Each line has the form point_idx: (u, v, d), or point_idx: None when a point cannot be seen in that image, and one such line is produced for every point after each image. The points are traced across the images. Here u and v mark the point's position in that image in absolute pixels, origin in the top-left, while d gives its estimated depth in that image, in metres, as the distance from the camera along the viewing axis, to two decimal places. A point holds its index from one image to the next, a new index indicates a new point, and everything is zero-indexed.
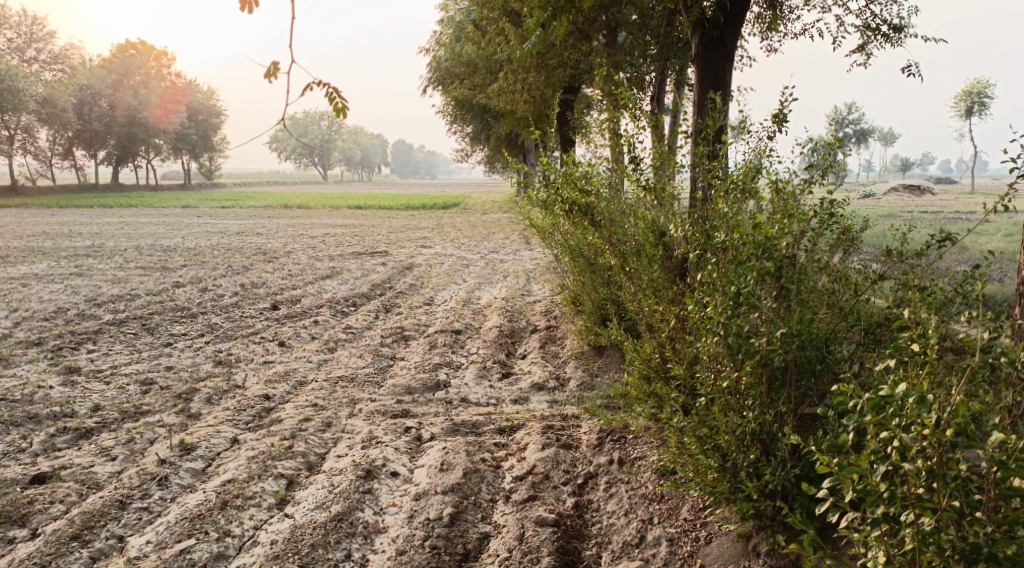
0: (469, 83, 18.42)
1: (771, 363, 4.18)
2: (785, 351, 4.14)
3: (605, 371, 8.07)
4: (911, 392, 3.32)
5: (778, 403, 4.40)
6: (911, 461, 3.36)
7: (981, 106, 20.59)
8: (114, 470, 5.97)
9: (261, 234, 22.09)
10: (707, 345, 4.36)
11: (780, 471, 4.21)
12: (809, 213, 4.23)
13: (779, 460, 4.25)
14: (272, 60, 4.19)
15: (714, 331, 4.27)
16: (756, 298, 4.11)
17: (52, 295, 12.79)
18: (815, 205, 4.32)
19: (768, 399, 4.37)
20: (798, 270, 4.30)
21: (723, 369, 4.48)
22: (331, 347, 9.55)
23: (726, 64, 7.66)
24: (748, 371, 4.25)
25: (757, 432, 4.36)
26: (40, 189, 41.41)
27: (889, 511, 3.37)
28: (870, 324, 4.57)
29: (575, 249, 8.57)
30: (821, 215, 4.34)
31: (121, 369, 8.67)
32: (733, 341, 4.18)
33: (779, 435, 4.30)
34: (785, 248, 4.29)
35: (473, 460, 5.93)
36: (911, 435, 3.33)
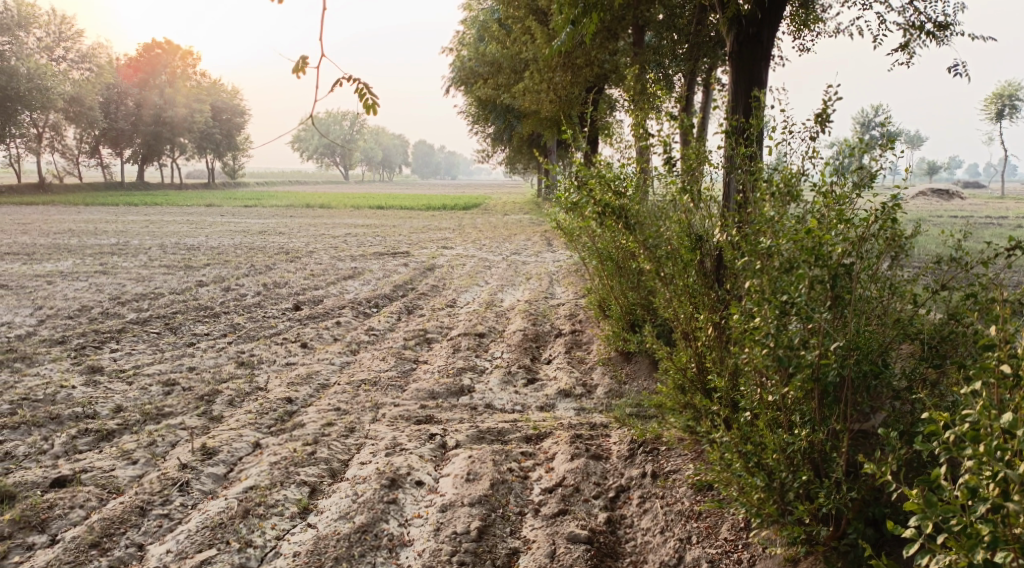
0: (493, 83, 18.26)
1: (824, 379, 3.99)
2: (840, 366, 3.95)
3: (633, 378, 7.90)
4: (1013, 424, 3.13)
5: (830, 421, 4.21)
6: (1016, 501, 3.17)
7: (1008, 111, 20.03)
8: (134, 474, 5.85)
9: (283, 233, 22.07)
10: (756, 358, 4.19)
11: (833, 495, 4.03)
12: (877, 217, 4.02)
13: (832, 482, 4.06)
14: (299, 55, 4.06)
15: (763, 343, 4.10)
16: (810, 309, 3.97)
17: (76, 293, 12.77)
18: (879, 208, 4.08)
19: (820, 416, 4.18)
20: (855, 278, 4.09)
21: (769, 382, 4.31)
22: (354, 349, 9.41)
23: (762, 62, 7.44)
24: (801, 387, 4.05)
25: (808, 451, 4.18)
26: (66, 187, 41.72)
27: (989, 556, 3.19)
28: (931, 336, 4.36)
29: (603, 253, 8.39)
30: (886, 217, 4.07)
31: (143, 369, 8.57)
32: (783, 354, 4.01)
33: (832, 456, 4.11)
34: (839, 255, 4.09)
35: (501, 470, 5.76)
36: (1014, 471, 3.15)
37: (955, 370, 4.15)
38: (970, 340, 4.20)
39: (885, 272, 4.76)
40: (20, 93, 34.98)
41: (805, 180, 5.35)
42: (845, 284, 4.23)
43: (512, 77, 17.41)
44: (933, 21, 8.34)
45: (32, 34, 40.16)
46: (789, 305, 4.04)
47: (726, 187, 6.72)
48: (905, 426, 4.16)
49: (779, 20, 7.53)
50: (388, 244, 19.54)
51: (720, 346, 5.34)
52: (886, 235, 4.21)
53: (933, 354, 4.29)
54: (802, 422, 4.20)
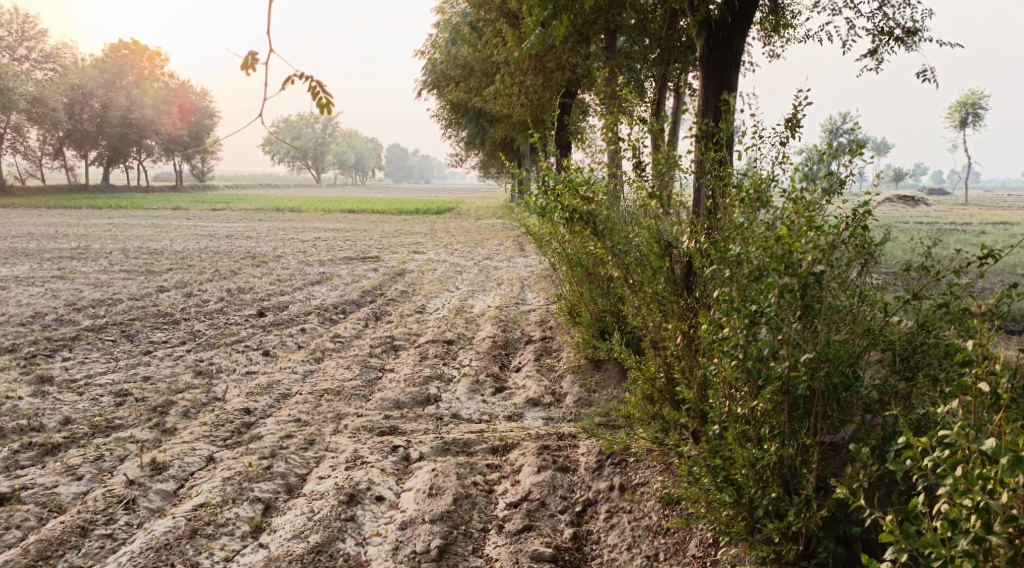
0: (464, 86, 18.05)
1: (794, 392, 3.83)
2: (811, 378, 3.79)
3: (603, 387, 7.71)
4: (997, 452, 3.00)
5: (801, 435, 4.05)
6: (1000, 533, 3.05)
7: (976, 118, 20.13)
8: (78, 491, 5.57)
9: (250, 238, 21.69)
10: (725, 369, 4.01)
11: (805, 514, 3.85)
12: (850, 224, 3.86)
13: (804, 500, 3.88)
14: (248, 50, 3.83)
15: (732, 354, 3.92)
16: (780, 320, 3.80)
17: (31, 299, 12.37)
18: (850, 214, 3.93)
19: (790, 431, 4.01)
20: (827, 287, 3.94)
21: (738, 395, 4.13)
22: (318, 357, 9.15)
23: (733, 67, 7.30)
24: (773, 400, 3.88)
25: (779, 467, 4.01)
26: (30, 189, 40.92)
27: None
28: (904, 347, 4.21)
29: (572, 259, 8.21)
30: (858, 223, 3.92)
31: (96, 378, 8.25)
32: (752, 366, 3.84)
33: (803, 472, 3.94)
34: (809, 263, 3.94)
35: (465, 484, 5.56)
36: (998, 500, 3.03)
37: (928, 383, 4.01)
38: (943, 351, 4.06)
39: (854, 280, 4.62)
40: None
41: (775, 186, 5.21)
42: (816, 293, 4.07)
43: (484, 81, 17.23)
44: (902, 27, 8.27)
45: None
46: (759, 315, 3.86)
47: (696, 192, 6.58)
48: (878, 440, 4.00)
49: (749, 24, 7.39)
50: (358, 248, 19.26)
51: (689, 354, 5.17)
52: (858, 242, 4.06)
53: (905, 366, 4.15)
54: (773, 436, 4.03)
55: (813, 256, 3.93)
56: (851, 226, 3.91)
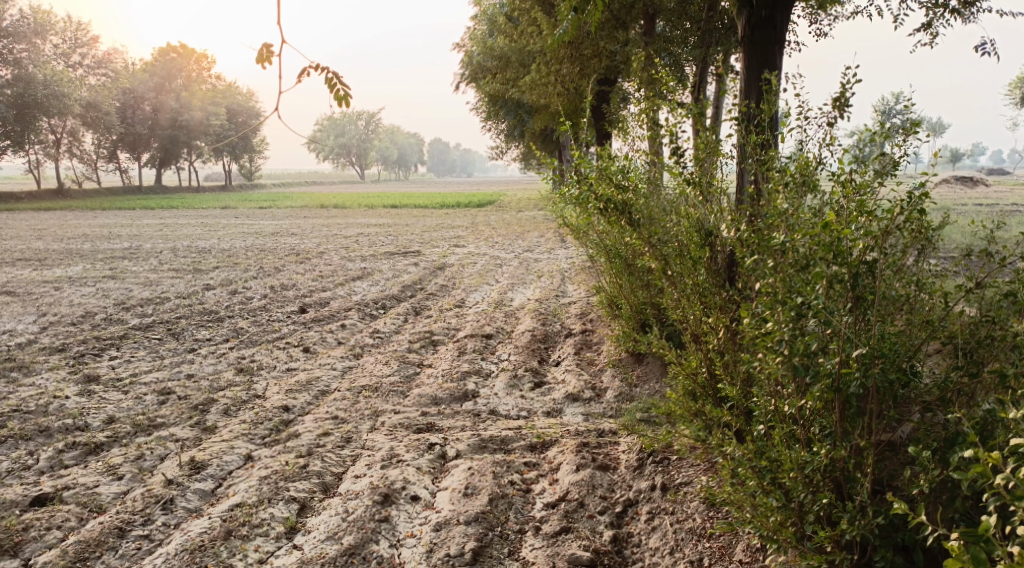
0: (502, 77, 17.96)
1: (846, 390, 3.64)
2: (863, 376, 3.59)
3: (644, 381, 7.57)
4: None
5: (853, 435, 3.83)
6: None
7: None
8: (119, 491, 5.60)
9: (295, 235, 21.86)
10: (770, 367, 3.83)
11: (857, 521, 3.63)
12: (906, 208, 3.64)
13: (858, 506, 3.65)
14: (264, 44, 3.97)
15: (777, 351, 3.74)
16: (828, 314, 3.62)
17: (82, 299, 12.57)
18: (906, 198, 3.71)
19: (842, 431, 3.80)
20: (880, 276, 3.73)
21: (785, 392, 3.94)
22: (357, 353, 9.13)
23: (777, 46, 7.09)
24: (821, 398, 3.69)
25: (829, 470, 3.79)
26: (86, 191, 41.81)
27: None
28: (965, 339, 3.97)
29: (612, 250, 8.06)
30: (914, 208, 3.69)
31: (140, 377, 8.32)
32: (799, 363, 3.66)
33: (857, 477, 3.70)
34: (861, 251, 3.74)
35: (501, 484, 5.47)
36: None
37: (993, 379, 3.77)
38: (1009, 345, 3.82)
39: (910, 267, 4.39)
40: (38, 100, 34.98)
41: (823, 169, 5.01)
42: (868, 283, 3.86)
43: (521, 71, 17.10)
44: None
45: (50, 41, 40.21)
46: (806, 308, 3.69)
47: (740, 177, 6.40)
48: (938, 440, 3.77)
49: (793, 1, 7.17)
50: (399, 243, 19.31)
51: (732, 349, 4.99)
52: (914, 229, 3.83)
53: (968, 360, 3.91)
54: (823, 436, 3.82)
55: (863, 242, 3.73)
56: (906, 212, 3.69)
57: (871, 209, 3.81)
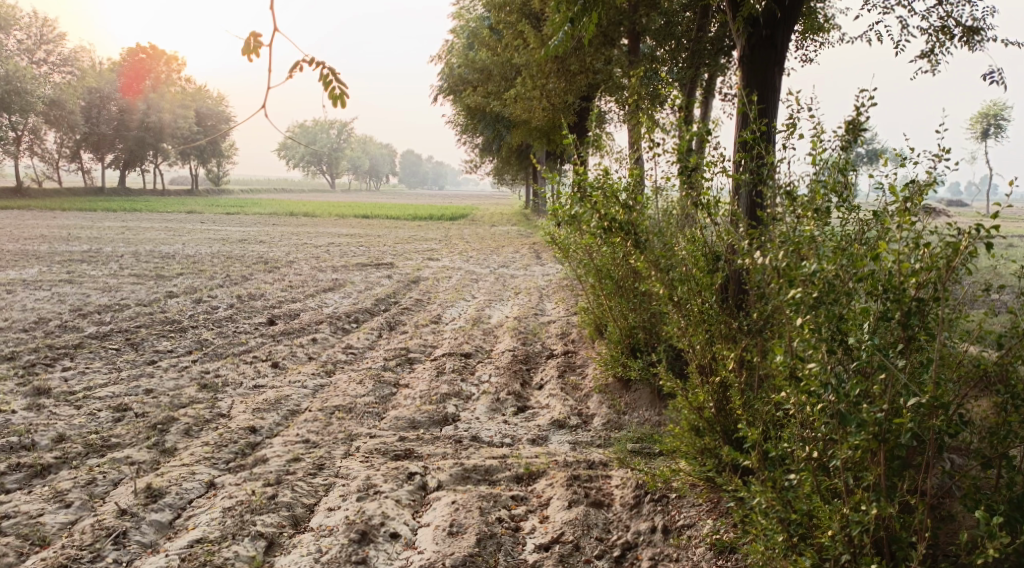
0: (483, 90, 17.64)
1: (893, 441, 3.34)
2: (916, 426, 3.30)
3: (633, 408, 7.19)
4: None
5: (895, 489, 3.50)
6: None
7: (997, 128, 18.50)
8: (66, 521, 5.14)
9: (263, 242, 21.24)
10: (808, 410, 3.51)
11: None
12: (969, 243, 3.32)
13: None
14: (252, 34, 3.56)
15: (819, 395, 3.44)
16: (881, 357, 3.33)
17: (35, 304, 11.91)
18: (967, 232, 3.38)
19: (886, 485, 3.49)
20: (935, 316, 3.44)
21: (821, 437, 3.60)
22: (329, 370, 8.64)
23: (776, 67, 6.76)
24: (864, 448, 3.39)
25: (872, 529, 3.45)
26: (46, 191, 40.67)
27: None
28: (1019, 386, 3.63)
29: (601, 271, 7.67)
30: (978, 241, 3.36)
31: (95, 391, 7.76)
32: (846, 410, 3.37)
33: (905, 538, 3.37)
34: (914, 289, 3.45)
35: (488, 521, 5.09)
36: None
37: None
38: None
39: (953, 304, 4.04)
40: None
41: (848, 196, 4.66)
42: (918, 325, 3.51)
43: (503, 84, 16.79)
44: (963, 24, 7.76)
45: (13, 35, 39.12)
46: (858, 351, 3.40)
47: (740, 201, 6.03)
48: (997, 500, 3.45)
49: (794, 23, 6.85)
50: (372, 254, 18.80)
51: (747, 388, 4.65)
52: (967, 266, 3.50)
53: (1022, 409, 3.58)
54: (863, 490, 3.52)
55: (917, 277, 3.44)
56: (968, 249, 3.37)
57: (924, 242, 3.50)
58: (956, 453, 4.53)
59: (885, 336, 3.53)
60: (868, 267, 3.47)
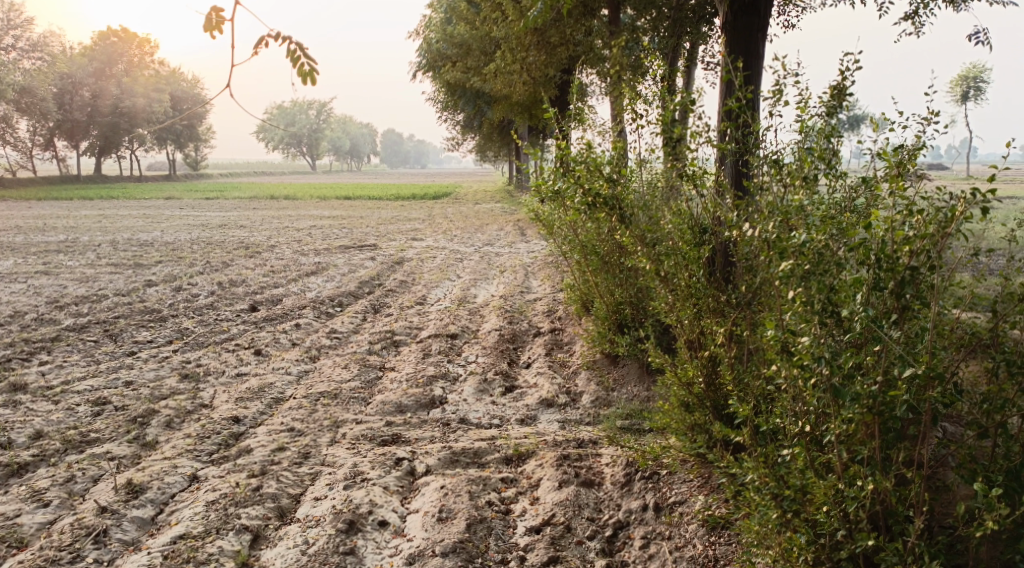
0: (462, 66, 17.42)
1: (888, 413, 3.26)
2: (910, 398, 3.22)
3: (623, 385, 7.09)
4: None
5: (891, 463, 3.42)
6: None
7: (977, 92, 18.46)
8: (44, 521, 5.01)
9: (244, 227, 21.01)
10: (801, 384, 3.42)
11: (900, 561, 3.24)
12: (965, 208, 3.21)
13: (903, 546, 3.24)
14: (213, 9, 3.40)
15: (812, 369, 3.35)
16: (876, 328, 3.25)
17: (12, 297, 11.69)
18: (963, 197, 3.26)
19: (881, 458, 3.42)
20: (930, 284, 3.35)
21: (815, 412, 3.51)
22: (313, 356, 8.50)
23: (759, 34, 6.62)
24: (857, 421, 3.32)
25: (868, 503, 3.37)
26: (21, 181, 40.06)
27: None
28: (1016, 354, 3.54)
29: (586, 246, 7.54)
30: (973, 207, 3.25)
31: (73, 384, 7.59)
32: (839, 384, 3.29)
33: (902, 512, 3.30)
34: (908, 257, 3.36)
35: (478, 505, 5.00)
36: None
37: None
38: None
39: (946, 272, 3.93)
40: None
41: (836, 163, 4.54)
42: (912, 295, 3.41)
43: (481, 60, 16.57)
44: None
45: None
46: (852, 322, 3.32)
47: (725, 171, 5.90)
48: (995, 471, 3.39)
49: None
50: (355, 236, 18.60)
51: (737, 361, 4.57)
52: (962, 232, 3.39)
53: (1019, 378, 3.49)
54: (857, 464, 3.44)
55: (911, 245, 3.33)
56: (963, 215, 3.26)
57: (918, 209, 3.39)
58: (950, 421, 4.44)
59: (879, 305, 3.43)
60: (861, 236, 3.35)
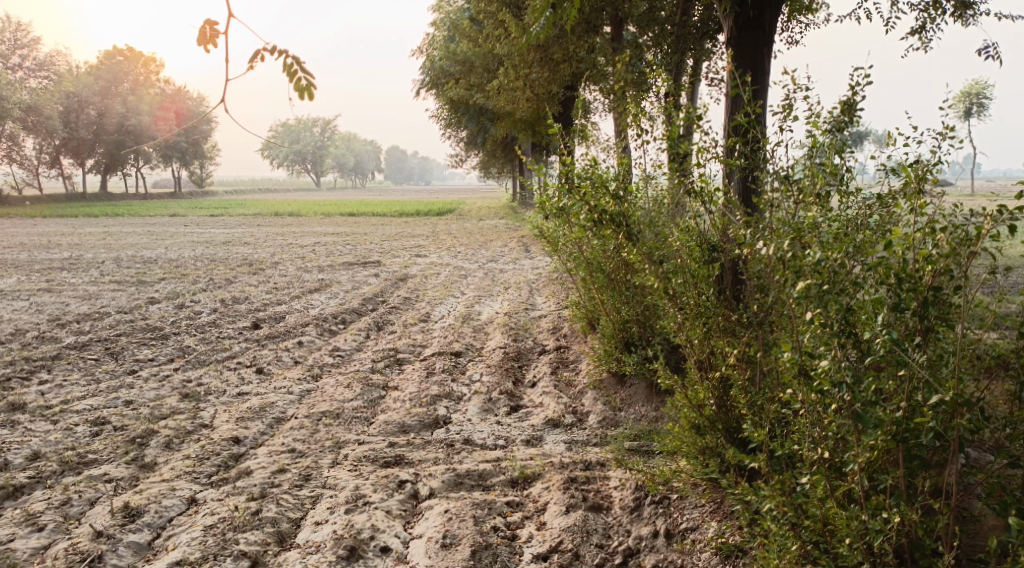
0: (465, 83, 17.40)
1: (912, 441, 3.19)
2: (937, 425, 3.12)
3: (630, 404, 6.97)
4: None
5: (916, 491, 3.29)
6: None
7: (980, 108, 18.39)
8: (38, 546, 4.89)
9: (247, 243, 20.96)
10: (821, 409, 3.31)
11: None
12: (992, 226, 3.10)
13: None
14: (208, 22, 3.32)
15: (832, 395, 3.24)
16: (899, 352, 3.13)
17: (14, 314, 11.61)
18: (989, 216, 3.15)
19: (904, 487, 3.29)
20: (954, 307, 3.26)
21: (836, 439, 3.39)
22: (316, 374, 8.38)
23: (765, 49, 6.52)
24: (880, 449, 3.21)
25: (892, 534, 3.24)
26: (26, 198, 40.17)
27: None
28: None
29: (591, 264, 7.43)
30: (999, 225, 3.13)
31: (72, 404, 7.48)
32: (863, 410, 3.18)
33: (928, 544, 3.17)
34: (931, 278, 3.27)
35: (483, 531, 4.87)
36: None
37: None
38: None
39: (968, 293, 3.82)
40: None
41: (851, 180, 4.43)
42: (938, 319, 3.29)
43: (485, 76, 16.55)
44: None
45: None
46: (874, 345, 3.21)
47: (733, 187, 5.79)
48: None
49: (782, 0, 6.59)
50: (359, 253, 18.54)
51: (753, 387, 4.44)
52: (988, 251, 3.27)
53: None
54: (880, 493, 3.31)
55: (935, 265, 3.22)
56: (990, 233, 3.14)
57: (941, 227, 3.28)
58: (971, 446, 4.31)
59: (904, 328, 3.31)
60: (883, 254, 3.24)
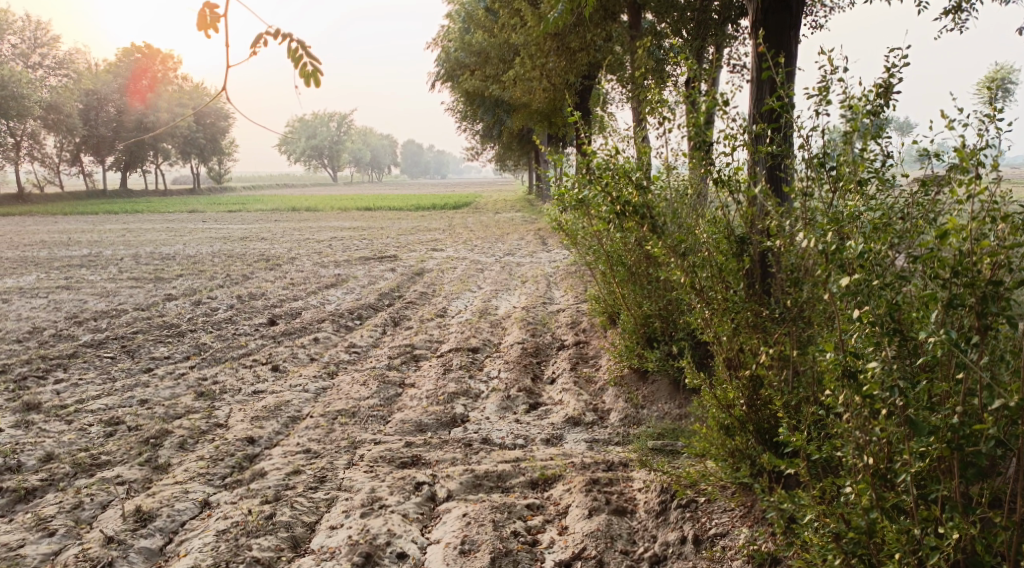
0: (481, 74, 17.23)
1: (969, 449, 3.02)
2: (997, 432, 2.95)
3: (652, 401, 6.79)
4: None
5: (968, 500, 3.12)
6: None
7: None
8: (49, 552, 4.79)
9: (265, 239, 20.89)
10: (869, 415, 3.13)
11: None
12: None
13: None
14: (207, 5, 3.16)
15: (882, 399, 3.06)
16: (957, 354, 2.95)
17: (31, 312, 11.56)
18: None
19: (956, 496, 3.11)
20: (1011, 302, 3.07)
21: (883, 445, 3.22)
22: (332, 372, 8.25)
23: (792, 33, 6.31)
24: (933, 457, 3.14)
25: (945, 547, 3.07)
26: (48, 196, 40.43)
27: None
28: None
29: (612, 257, 7.25)
30: None
31: (87, 404, 7.39)
32: (915, 416, 3.09)
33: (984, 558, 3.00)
34: (989, 271, 3.11)
35: (503, 536, 4.71)
36: None
37: None
38: None
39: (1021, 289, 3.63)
40: None
41: (890, 168, 4.23)
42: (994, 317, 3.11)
43: (500, 68, 16.37)
44: None
45: (8, 41, 39.05)
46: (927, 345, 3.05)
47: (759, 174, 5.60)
48: None
49: None
50: (376, 247, 18.42)
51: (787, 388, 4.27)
52: None
53: None
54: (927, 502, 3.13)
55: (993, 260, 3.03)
56: None
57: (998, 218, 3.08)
58: None
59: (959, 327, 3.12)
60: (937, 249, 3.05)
